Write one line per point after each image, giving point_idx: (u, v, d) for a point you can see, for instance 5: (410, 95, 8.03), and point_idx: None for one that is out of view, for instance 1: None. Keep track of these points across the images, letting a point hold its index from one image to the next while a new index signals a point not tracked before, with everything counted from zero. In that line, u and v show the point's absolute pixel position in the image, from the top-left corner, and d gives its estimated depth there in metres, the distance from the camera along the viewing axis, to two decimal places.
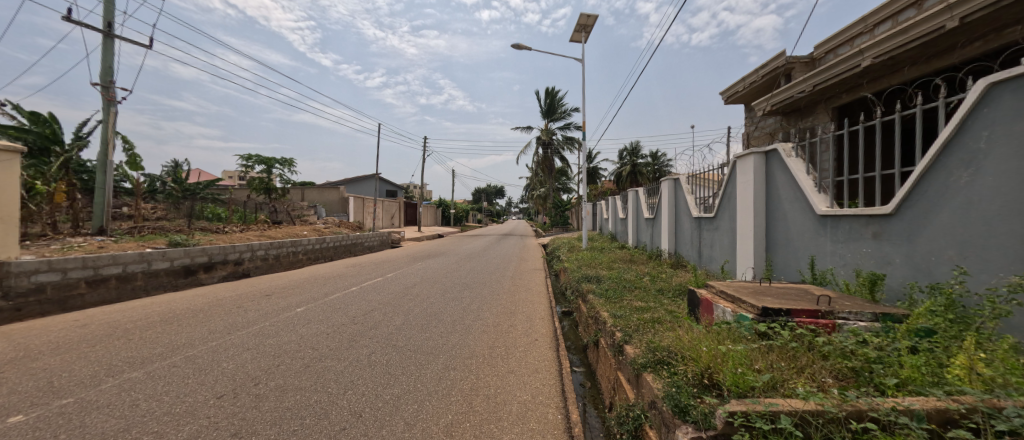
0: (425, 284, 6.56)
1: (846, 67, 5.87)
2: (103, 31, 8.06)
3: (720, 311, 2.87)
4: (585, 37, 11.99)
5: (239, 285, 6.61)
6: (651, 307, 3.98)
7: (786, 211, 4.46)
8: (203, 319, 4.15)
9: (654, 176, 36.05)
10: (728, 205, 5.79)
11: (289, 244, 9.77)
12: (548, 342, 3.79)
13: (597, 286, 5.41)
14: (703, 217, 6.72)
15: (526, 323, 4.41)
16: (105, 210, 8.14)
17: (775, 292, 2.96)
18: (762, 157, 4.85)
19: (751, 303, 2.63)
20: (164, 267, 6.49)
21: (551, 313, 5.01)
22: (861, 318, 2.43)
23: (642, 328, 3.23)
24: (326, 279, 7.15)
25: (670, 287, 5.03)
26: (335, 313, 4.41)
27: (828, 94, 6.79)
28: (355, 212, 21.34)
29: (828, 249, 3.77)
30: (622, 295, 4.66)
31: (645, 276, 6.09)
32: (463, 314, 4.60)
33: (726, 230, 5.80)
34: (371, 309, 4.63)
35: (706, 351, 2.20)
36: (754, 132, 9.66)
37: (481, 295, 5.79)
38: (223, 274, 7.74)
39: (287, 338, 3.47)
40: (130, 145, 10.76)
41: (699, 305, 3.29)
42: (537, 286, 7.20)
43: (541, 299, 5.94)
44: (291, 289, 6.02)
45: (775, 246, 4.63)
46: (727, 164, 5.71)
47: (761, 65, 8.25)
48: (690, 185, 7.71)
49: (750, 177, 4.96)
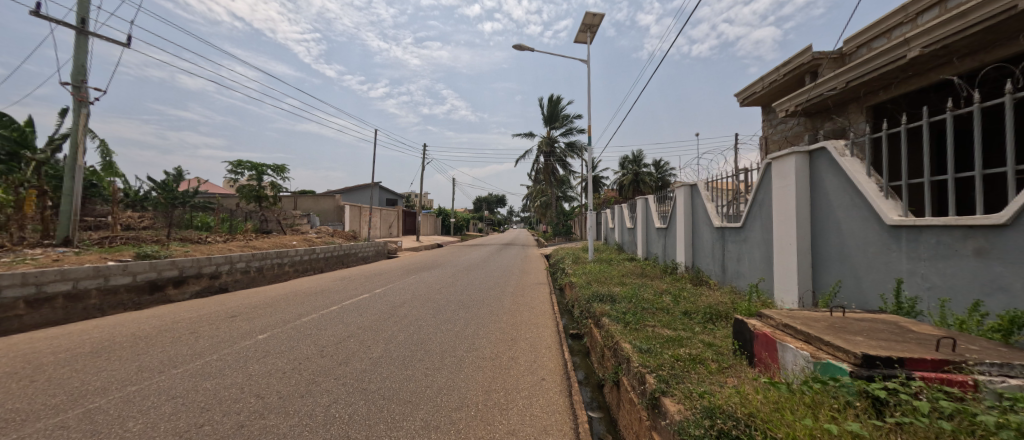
0: (415, 302, 5.82)
1: (890, 60, 5.23)
2: (75, 27, 7.56)
3: (788, 355, 2.17)
4: (590, 38, 11.44)
5: (207, 302, 5.89)
6: (684, 338, 3.25)
7: (839, 221, 3.74)
8: (140, 350, 3.43)
9: (657, 185, 35.45)
10: (760, 214, 5.09)
11: (274, 256, 9.09)
12: (557, 384, 3.04)
13: (612, 307, 4.66)
14: (728, 227, 6.01)
15: (530, 355, 3.67)
16: (72, 218, 7.49)
17: (862, 331, 2.23)
18: (805, 157, 4.16)
19: (842, 348, 1.92)
20: (125, 282, 5.81)
21: (558, 340, 4.27)
22: (1008, 373, 1.67)
23: (682, 373, 2.48)
24: (306, 295, 6.43)
25: (698, 309, 4.29)
26: (303, 342, 3.69)
27: (863, 92, 6.15)
28: (352, 221, 20.72)
29: (906, 268, 3.03)
30: (643, 321, 3.93)
31: (665, 294, 5.35)
32: (454, 343, 3.87)
33: (758, 242, 5.10)
34: (346, 337, 3.91)
35: (803, 431, 1.47)
36: (774, 136, 9.03)
37: (478, 317, 5.03)
38: (196, 289, 7.05)
39: (231, 380, 2.76)
40: (110, 150, 10.21)
41: (752, 341, 2.59)
42: (541, 304, 6.46)
43: (546, 321, 5.20)
44: (262, 308, 5.31)
45: (826, 262, 3.91)
46: (758, 166, 5.02)
47: (784, 62, 7.65)
48: (709, 192, 7.02)
49: (790, 180, 4.26)
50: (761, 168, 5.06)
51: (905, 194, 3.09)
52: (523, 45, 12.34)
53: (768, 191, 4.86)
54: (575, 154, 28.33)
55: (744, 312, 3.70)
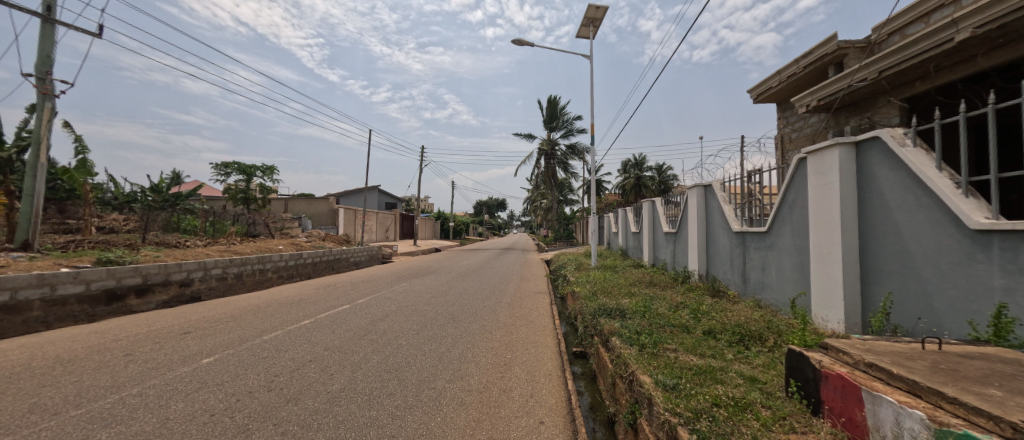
0: (397, 315, 5.19)
1: (933, 44, 4.63)
2: (40, 16, 7.13)
3: (887, 414, 1.52)
4: (591, 33, 10.94)
5: (167, 314, 5.28)
6: (717, 370, 2.61)
7: (900, 225, 3.10)
8: (49, 381, 2.80)
9: (660, 189, 34.96)
10: (790, 217, 4.47)
11: (254, 261, 8.49)
12: (561, 429, 2.39)
13: (622, 325, 4.01)
14: (749, 232, 5.38)
15: (525, 386, 3.03)
16: (32, 220, 6.90)
17: (987, 377, 1.58)
18: (850, 149, 3.53)
19: (983, 412, 1.25)
20: (75, 292, 5.21)
21: (560, 364, 3.64)
22: None
23: (730, 430, 1.81)
24: (279, 306, 5.82)
25: (726, 329, 3.64)
26: (252, 368, 3.07)
27: (898, 83, 5.57)
28: (347, 224, 20.16)
29: (1000, 285, 2.36)
30: (662, 344, 3.28)
31: (682, 309, 4.70)
32: (435, 369, 3.24)
33: (789, 249, 4.47)
34: (308, 361, 3.28)
35: None
36: (791, 134, 8.44)
37: (466, 335, 4.39)
38: (163, 298, 6.43)
39: (136, 428, 2.12)
40: (85, 148, 9.66)
41: (817, 382, 1.96)
42: (540, 317, 5.85)
43: (546, 338, 4.55)
44: (224, 321, 4.70)
45: (884, 275, 3.24)
46: (788, 162, 4.39)
47: (804, 53, 7.06)
48: (725, 193, 6.39)
49: (832, 176, 3.64)
50: (792, 165, 4.43)
51: (993, 192, 2.41)
52: (523, 40, 11.83)
53: (801, 191, 4.25)
54: (576, 156, 27.77)
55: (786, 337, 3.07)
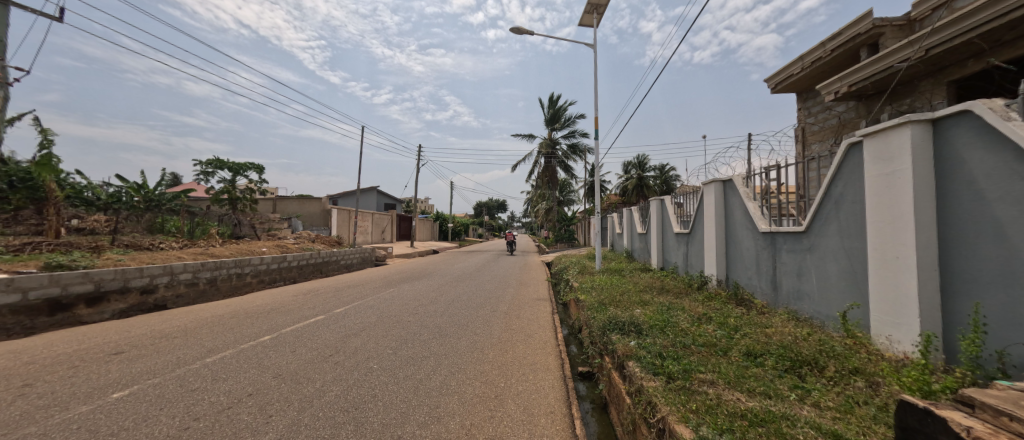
0: (375, 328, 4.52)
1: (997, 13, 3.88)
2: None
3: None
4: (595, 21, 10.28)
5: (112, 327, 4.62)
6: (782, 421, 1.90)
7: (1002, 222, 2.40)
8: None
9: (660, 189, 34.47)
10: (837, 214, 3.78)
11: (231, 265, 7.85)
12: None
13: (638, 343, 3.35)
14: (781, 232, 4.68)
15: (520, 431, 2.34)
16: None
17: None
18: (924, 127, 2.84)
19: None
20: (9, 302, 4.55)
21: (565, 395, 2.96)
22: None
23: None
24: (247, 316, 5.16)
25: (775, 355, 2.91)
26: (171, 407, 2.40)
27: (947, 61, 4.87)
28: (341, 225, 19.56)
29: None
30: (695, 374, 2.58)
31: (707, 322, 4.01)
32: (406, 406, 2.57)
33: (834, 253, 3.78)
34: (248, 394, 2.63)
35: None
36: (813, 125, 7.81)
37: (452, 354, 3.73)
38: (120, 307, 5.77)
39: None
40: (52, 142, 9.04)
41: None
42: (540, 328, 5.21)
43: (547, 357, 3.89)
44: (169, 337, 4.02)
45: (978, 286, 2.54)
46: (838, 149, 3.69)
47: (832, 34, 6.38)
48: (748, 189, 5.68)
49: (901, 162, 2.94)
50: (840, 153, 3.73)
51: None
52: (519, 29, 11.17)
53: (852, 184, 3.56)
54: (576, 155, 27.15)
55: (884, 376, 2.27)
